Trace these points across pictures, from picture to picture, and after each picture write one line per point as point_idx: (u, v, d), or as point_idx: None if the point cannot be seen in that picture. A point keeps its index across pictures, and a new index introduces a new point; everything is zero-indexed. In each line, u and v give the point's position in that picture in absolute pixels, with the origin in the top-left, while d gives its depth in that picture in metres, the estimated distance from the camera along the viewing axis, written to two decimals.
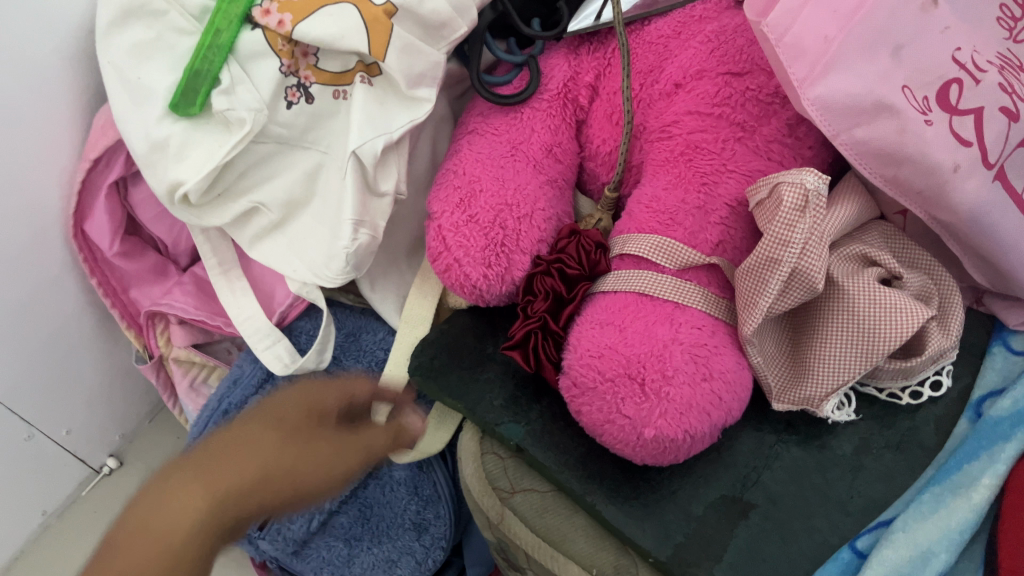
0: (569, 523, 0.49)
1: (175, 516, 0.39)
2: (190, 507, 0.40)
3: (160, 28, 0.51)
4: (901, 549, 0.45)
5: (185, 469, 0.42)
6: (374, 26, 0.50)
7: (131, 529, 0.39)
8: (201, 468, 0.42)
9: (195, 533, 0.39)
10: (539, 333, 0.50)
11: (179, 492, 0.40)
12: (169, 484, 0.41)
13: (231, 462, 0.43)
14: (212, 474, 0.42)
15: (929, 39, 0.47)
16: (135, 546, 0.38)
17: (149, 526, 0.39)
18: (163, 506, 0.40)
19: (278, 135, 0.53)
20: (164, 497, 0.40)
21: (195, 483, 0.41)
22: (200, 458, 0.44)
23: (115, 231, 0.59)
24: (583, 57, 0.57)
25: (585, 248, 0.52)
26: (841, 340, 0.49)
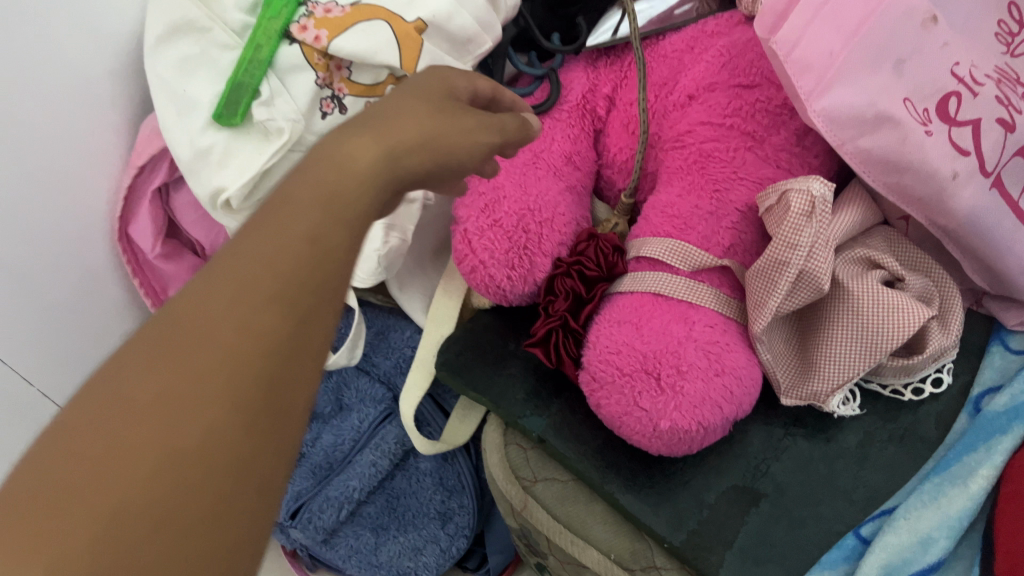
0: (588, 510, 0.53)
1: (254, 332, 0.27)
2: (284, 295, 0.28)
3: (205, 43, 0.54)
4: (903, 534, 0.48)
5: (258, 235, 0.29)
6: (406, 43, 0.54)
7: (204, 314, 0.27)
8: (289, 220, 0.29)
9: (268, 365, 0.27)
10: (560, 331, 0.54)
11: (269, 259, 0.28)
12: (245, 257, 0.28)
13: (350, 185, 0.31)
14: (336, 175, 0.31)
15: (929, 54, 0.50)
16: (215, 358, 0.27)
17: (246, 312, 0.27)
18: (229, 297, 0.28)
19: (313, 144, 0.56)
20: (242, 278, 0.28)
21: (248, 264, 0.28)
22: (276, 205, 0.30)
23: (158, 233, 0.62)
24: (601, 70, 0.61)
25: (603, 251, 0.55)
26: (846, 338, 0.51)
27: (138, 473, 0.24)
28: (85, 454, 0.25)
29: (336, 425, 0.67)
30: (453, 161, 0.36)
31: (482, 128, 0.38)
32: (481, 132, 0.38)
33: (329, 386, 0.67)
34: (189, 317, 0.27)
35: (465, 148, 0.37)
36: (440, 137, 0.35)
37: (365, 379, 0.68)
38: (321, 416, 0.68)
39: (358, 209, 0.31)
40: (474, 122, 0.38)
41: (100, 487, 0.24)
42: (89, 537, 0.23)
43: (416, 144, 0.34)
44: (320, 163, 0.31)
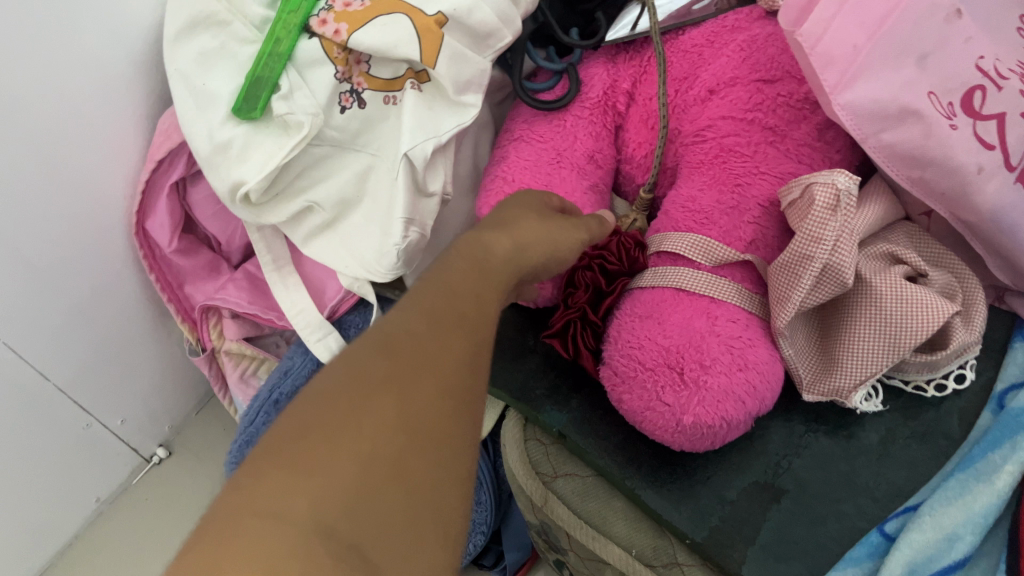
0: (607, 505, 0.53)
1: (441, 379, 0.32)
2: (460, 358, 0.33)
3: (225, 37, 0.54)
4: (928, 531, 0.48)
5: (438, 305, 0.35)
6: (425, 35, 0.53)
7: (404, 359, 0.32)
8: (462, 300, 0.36)
9: (447, 406, 0.32)
10: (578, 322, 0.54)
11: (448, 330, 0.34)
12: (434, 320, 0.34)
13: (489, 287, 0.37)
14: (489, 275, 0.38)
15: (953, 47, 0.50)
16: (412, 388, 0.31)
17: (436, 360, 0.32)
18: (421, 345, 0.33)
19: (332, 138, 0.56)
20: (431, 336, 0.33)
21: (431, 328, 0.33)
22: (448, 286, 0.36)
23: (174, 228, 0.62)
24: (620, 65, 0.60)
25: (625, 245, 0.54)
26: (870, 333, 0.51)
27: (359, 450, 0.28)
28: (313, 442, 0.28)
29: None
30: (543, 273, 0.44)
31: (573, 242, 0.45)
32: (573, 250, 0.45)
33: None
34: (395, 346, 0.32)
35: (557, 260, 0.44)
36: (550, 248, 0.43)
37: None
38: None
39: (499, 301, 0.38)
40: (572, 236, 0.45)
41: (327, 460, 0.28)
42: (313, 523, 0.26)
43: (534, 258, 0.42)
44: (464, 259, 0.38)
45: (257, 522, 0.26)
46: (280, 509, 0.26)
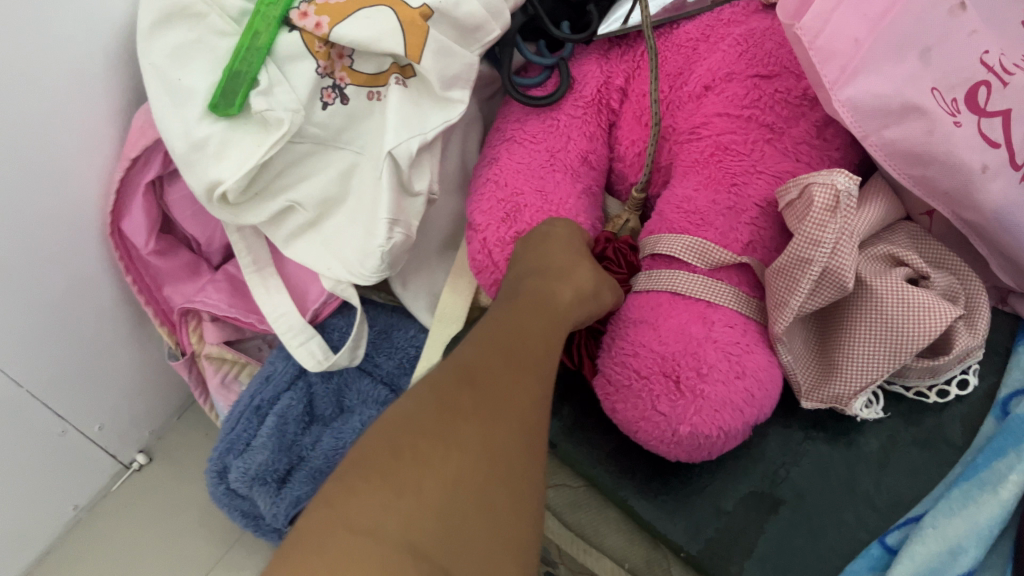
0: (599, 517, 0.52)
1: (512, 409, 0.36)
2: (525, 393, 0.37)
3: (201, 29, 0.52)
4: (930, 543, 0.46)
5: (502, 346, 0.39)
6: (410, 29, 0.51)
7: (483, 386, 0.36)
8: (521, 340, 0.40)
9: (519, 434, 0.35)
10: (583, 334, 0.52)
11: (517, 367, 0.38)
12: (499, 360, 0.38)
13: (548, 328, 0.42)
14: (540, 330, 0.42)
15: (959, 41, 0.48)
16: (486, 416, 0.35)
17: (505, 393, 0.36)
18: (491, 379, 0.37)
19: (314, 136, 0.53)
20: (500, 372, 0.37)
21: (501, 363, 0.38)
22: (505, 332, 0.40)
23: (151, 228, 0.60)
24: (614, 60, 0.59)
25: (622, 252, 0.53)
26: (871, 338, 0.49)
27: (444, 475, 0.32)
28: (406, 461, 0.32)
29: (337, 428, 0.61)
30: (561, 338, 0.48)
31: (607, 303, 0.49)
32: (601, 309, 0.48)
33: (329, 388, 0.62)
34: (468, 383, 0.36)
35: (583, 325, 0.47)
36: (580, 318, 0.46)
37: (366, 381, 0.63)
38: (321, 419, 0.62)
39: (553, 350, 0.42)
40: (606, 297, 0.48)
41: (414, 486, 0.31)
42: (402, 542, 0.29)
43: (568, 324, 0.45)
44: (532, 300, 0.44)
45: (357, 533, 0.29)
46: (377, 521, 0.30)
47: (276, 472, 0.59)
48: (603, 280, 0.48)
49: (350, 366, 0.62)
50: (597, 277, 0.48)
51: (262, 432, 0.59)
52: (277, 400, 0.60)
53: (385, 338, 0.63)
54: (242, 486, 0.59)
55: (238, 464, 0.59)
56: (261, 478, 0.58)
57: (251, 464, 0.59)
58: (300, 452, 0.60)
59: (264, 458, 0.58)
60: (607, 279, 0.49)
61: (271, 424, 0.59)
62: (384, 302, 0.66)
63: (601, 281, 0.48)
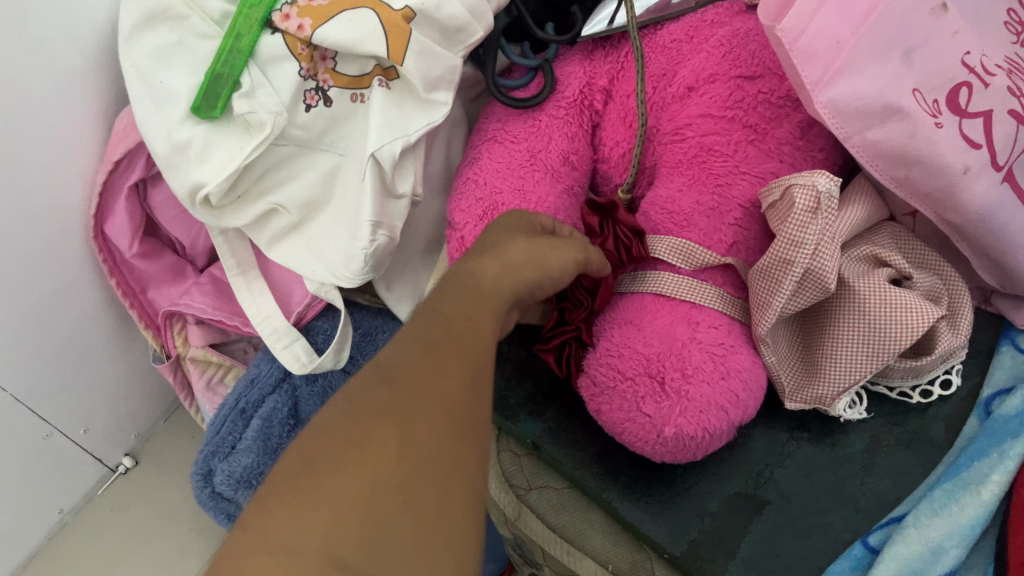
0: (584, 518, 0.51)
1: (442, 405, 0.32)
2: (458, 386, 0.33)
3: (182, 32, 0.52)
4: (913, 545, 0.46)
5: (435, 337, 0.35)
6: (393, 31, 0.50)
7: (405, 385, 0.32)
8: (456, 328, 0.36)
9: (450, 433, 0.32)
10: (574, 343, 0.51)
11: (454, 356, 0.34)
12: (426, 353, 0.34)
13: (482, 317, 0.37)
14: (472, 317, 0.37)
15: (938, 43, 0.48)
16: (412, 414, 0.31)
17: (431, 388, 0.33)
18: (417, 375, 0.33)
19: (297, 137, 0.53)
20: (427, 366, 0.33)
21: (436, 354, 0.34)
22: (437, 319, 0.36)
23: (135, 231, 0.59)
24: (597, 61, 0.59)
25: (623, 240, 0.51)
26: (854, 338, 0.49)
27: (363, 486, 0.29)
28: (318, 475, 0.29)
29: None
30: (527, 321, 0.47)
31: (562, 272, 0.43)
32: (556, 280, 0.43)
33: (313, 391, 0.61)
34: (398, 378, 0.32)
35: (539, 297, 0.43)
36: (525, 288, 0.41)
37: None
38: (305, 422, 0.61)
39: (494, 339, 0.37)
40: (554, 266, 0.43)
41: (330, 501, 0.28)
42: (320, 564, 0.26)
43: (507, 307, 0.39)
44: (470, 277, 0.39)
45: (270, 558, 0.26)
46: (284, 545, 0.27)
47: (261, 475, 0.59)
48: (548, 250, 0.43)
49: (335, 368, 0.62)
50: (538, 251, 0.42)
51: (247, 436, 0.59)
52: (262, 403, 0.60)
53: (370, 340, 0.63)
54: (227, 489, 0.59)
55: (222, 467, 0.59)
56: (247, 481, 0.59)
57: (237, 467, 0.59)
58: None
59: (249, 461, 0.59)
60: (550, 250, 0.43)
61: (256, 428, 0.59)
62: (368, 305, 0.65)
63: (543, 255, 0.43)
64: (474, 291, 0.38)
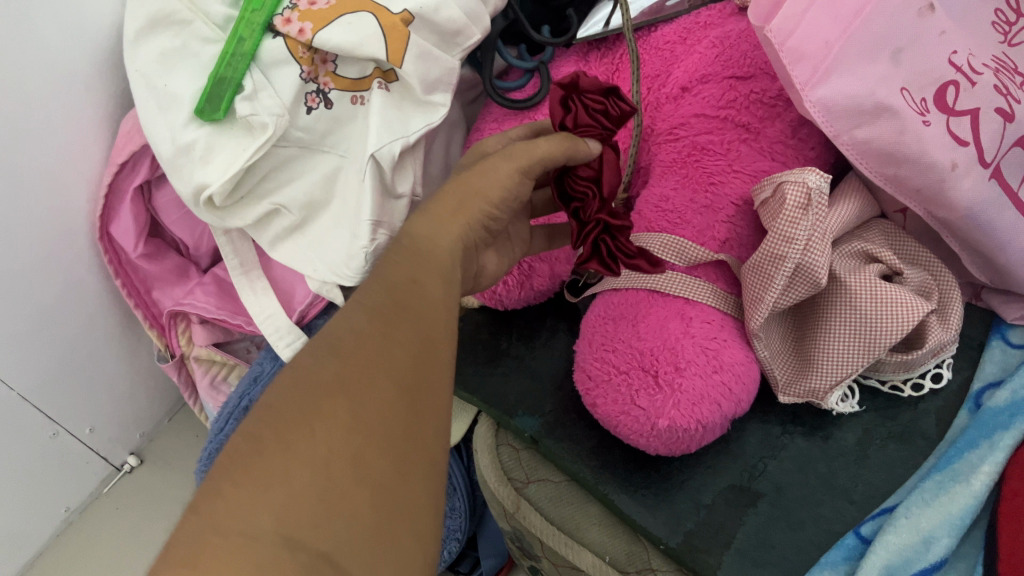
0: (581, 511, 0.52)
1: (393, 373, 0.32)
2: (408, 355, 0.34)
3: (186, 36, 0.53)
4: (904, 534, 0.47)
5: (383, 309, 0.35)
6: (392, 34, 0.52)
7: (353, 357, 0.32)
8: (403, 295, 0.36)
9: (403, 400, 0.32)
10: (607, 236, 0.47)
11: (406, 323, 0.35)
12: (374, 326, 0.34)
13: (437, 278, 0.38)
14: (420, 284, 0.37)
15: (926, 43, 0.49)
16: (363, 384, 0.31)
17: (382, 359, 0.33)
18: (366, 347, 0.33)
19: (298, 139, 0.54)
20: (375, 338, 0.33)
21: (388, 324, 0.34)
22: (386, 290, 0.36)
23: (140, 232, 0.61)
24: (592, 62, 0.60)
25: (592, 103, 0.47)
26: (845, 333, 0.50)
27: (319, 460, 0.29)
28: (266, 452, 0.28)
29: None
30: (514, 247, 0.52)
31: (513, 191, 0.44)
32: (506, 199, 0.44)
33: None
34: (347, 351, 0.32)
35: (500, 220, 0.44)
36: (471, 216, 0.42)
37: None
38: None
39: (449, 297, 0.38)
40: (498, 190, 0.43)
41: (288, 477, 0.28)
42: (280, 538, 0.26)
43: (459, 237, 0.41)
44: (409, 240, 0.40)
45: (228, 537, 0.26)
46: (240, 524, 0.26)
47: None
48: (490, 172, 0.44)
49: None
50: (478, 174, 0.44)
51: None
52: None
53: None
54: None
55: None
56: None
57: None
58: None
59: None
60: (490, 171, 0.44)
61: None
62: None
63: (484, 176, 0.44)
64: (425, 235, 0.40)
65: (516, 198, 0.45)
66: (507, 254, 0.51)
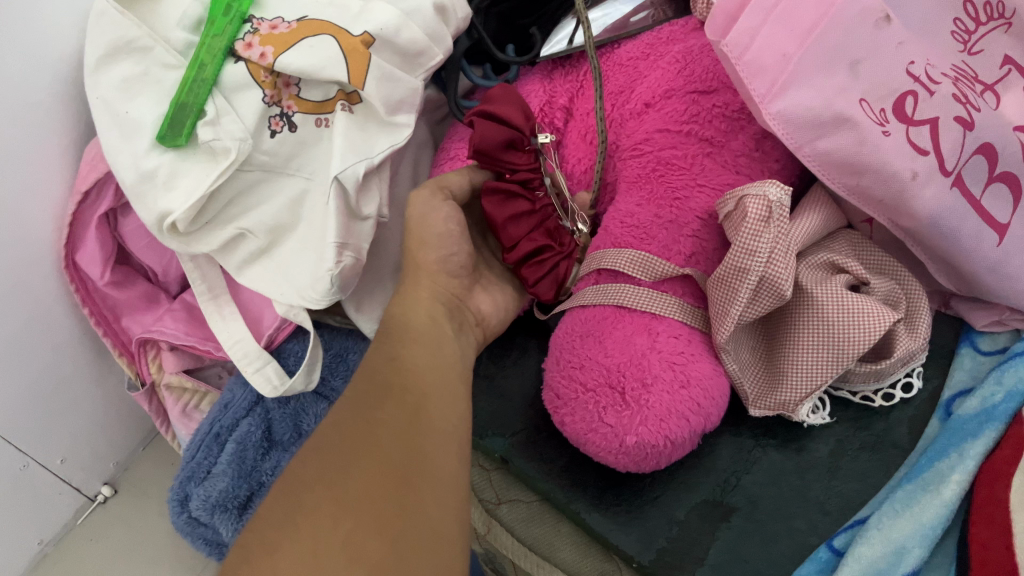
0: (554, 531, 0.53)
1: (382, 452, 0.37)
2: (396, 433, 0.38)
3: (147, 63, 0.52)
4: (876, 546, 0.47)
5: (367, 397, 0.40)
6: (353, 56, 0.52)
7: (343, 445, 0.38)
8: (388, 375, 0.42)
9: (393, 473, 0.36)
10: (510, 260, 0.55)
11: (389, 403, 0.40)
12: (358, 414, 0.39)
13: (420, 345, 0.45)
14: (404, 361, 0.43)
15: (883, 53, 0.49)
16: (352, 466, 0.36)
17: (368, 441, 0.38)
18: (352, 434, 0.38)
19: (262, 163, 0.54)
20: (359, 425, 0.39)
21: (373, 409, 0.39)
22: (374, 378, 0.42)
23: (106, 260, 0.60)
24: (557, 81, 0.60)
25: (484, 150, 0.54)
26: (813, 345, 0.50)
27: (305, 546, 0.33)
28: (285, 522, 0.34)
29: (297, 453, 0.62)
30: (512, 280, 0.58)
31: (445, 226, 0.50)
32: (449, 235, 0.51)
33: (285, 413, 0.61)
34: (336, 443, 0.38)
35: (457, 258, 0.52)
36: (428, 273, 0.50)
37: (324, 404, 0.62)
38: (280, 445, 0.62)
39: (439, 360, 0.44)
40: (438, 229, 0.50)
41: (279, 564, 0.33)
42: None
43: (431, 293, 0.49)
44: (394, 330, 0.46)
45: None
46: None
47: (236, 499, 0.60)
48: (424, 223, 0.50)
49: (307, 391, 0.62)
50: (423, 228, 0.50)
51: (222, 459, 0.60)
52: (236, 426, 0.60)
53: (342, 362, 0.64)
54: (203, 513, 0.60)
55: (198, 492, 0.60)
56: (222, 505, 0.59)
57: (212, 491, 0.59)
58: (259, 478, 0.61)
59: (225, 485, 0.59)
60: (426, 223, 0.50)
61: (231, 451, 0.60)
62: (340, 326, 0.65)
63: (426, 224, 0.50)
64: (398, 311, 0.48)
65: (452, 230, 0.51)
66: (505, 298, 0.56)
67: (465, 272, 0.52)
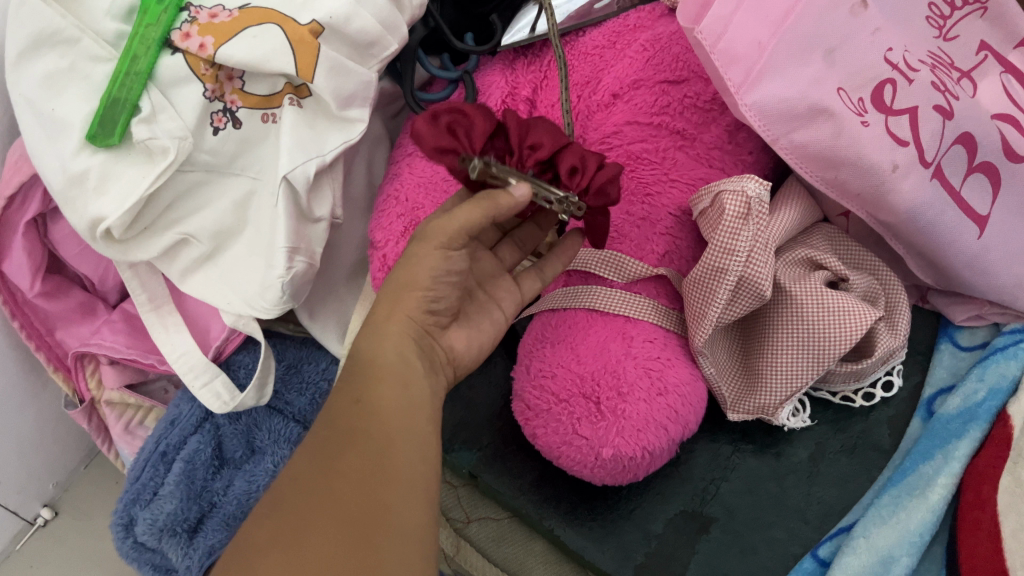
0: (526, 550, 0.51)
1: (338, 518, 0.34)
2: (356, 490, 0.35)
3: (74, 56, 0.47)
4: (862, 555, 0.45)
5: (328, 445, 0.37)
6: (300, 47, 0.48)
7: (297, 506, 0.35)
8: (354, 416, 0.38)
9: (349, 543, 0.34)
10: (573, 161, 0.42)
11: (354, 449, 0.37)
12: (318, 466, 0.36)
13: (391, 380, 0.40)
14: (373, 400, 0.39)
15: (860, 40, 0.47)
16: (306, 535, 0.34)
17: (329, 503, 0.35)
18: (308, 492, 0.36)
19: (204, 163, 0.50)
20: (319, 479, 0.36)
21: (335, 459, 0.36)
22: (338, 422, 0.38)
23: (36, 270, 0.55)
24: (519, 70, 0.56)
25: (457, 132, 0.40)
26: (793, 347, 0.48)
27: None
28: None
29: (248, 470, 0.57)
30: (501, 309, 0.49)
31: (444, 268, 0.42)
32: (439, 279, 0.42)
33: (237, 429, 0.58)
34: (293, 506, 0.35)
35: (444, 301, 0.44)
36: (405, 309, 0.42)
37: (278, 419, 0.59)
38: (231, 462, 0.58)
39: (411, 396, 0.40)
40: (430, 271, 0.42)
41: None
42: None
43: (404, 330, 0.42)
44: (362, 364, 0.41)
45: None
46: None
47: (186, 522, 0.55)
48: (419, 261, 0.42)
49: (259, 406, 0.59)
50: (417, 265, 0.42)
51: (170, 479, 0.56)
52: (183, 444, 0.57)
53: (295, 373, 0.60)
54: (150, 539, 0.55)
55: (144, 515, 0.55)
56: (170, 529, 0.55)
57: (159, 514, 0.55)
58: (210, 498, 0.57)
59: (172, 507, 0.55)
60: (420, 262, 0.42)
61: (178, 471, 0.56)
62: (292, 334, 0.62)
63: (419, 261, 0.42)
64: (366, 344, 0.42)
65: (450, 271, 0.43)
66: (483, 337, 0.47)
67: (446, 311, 0.44)
